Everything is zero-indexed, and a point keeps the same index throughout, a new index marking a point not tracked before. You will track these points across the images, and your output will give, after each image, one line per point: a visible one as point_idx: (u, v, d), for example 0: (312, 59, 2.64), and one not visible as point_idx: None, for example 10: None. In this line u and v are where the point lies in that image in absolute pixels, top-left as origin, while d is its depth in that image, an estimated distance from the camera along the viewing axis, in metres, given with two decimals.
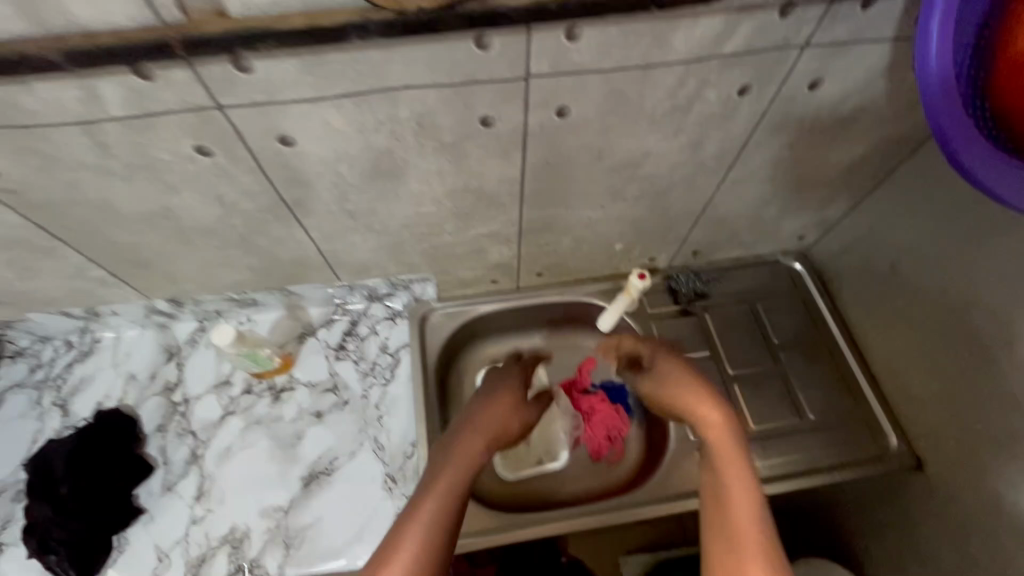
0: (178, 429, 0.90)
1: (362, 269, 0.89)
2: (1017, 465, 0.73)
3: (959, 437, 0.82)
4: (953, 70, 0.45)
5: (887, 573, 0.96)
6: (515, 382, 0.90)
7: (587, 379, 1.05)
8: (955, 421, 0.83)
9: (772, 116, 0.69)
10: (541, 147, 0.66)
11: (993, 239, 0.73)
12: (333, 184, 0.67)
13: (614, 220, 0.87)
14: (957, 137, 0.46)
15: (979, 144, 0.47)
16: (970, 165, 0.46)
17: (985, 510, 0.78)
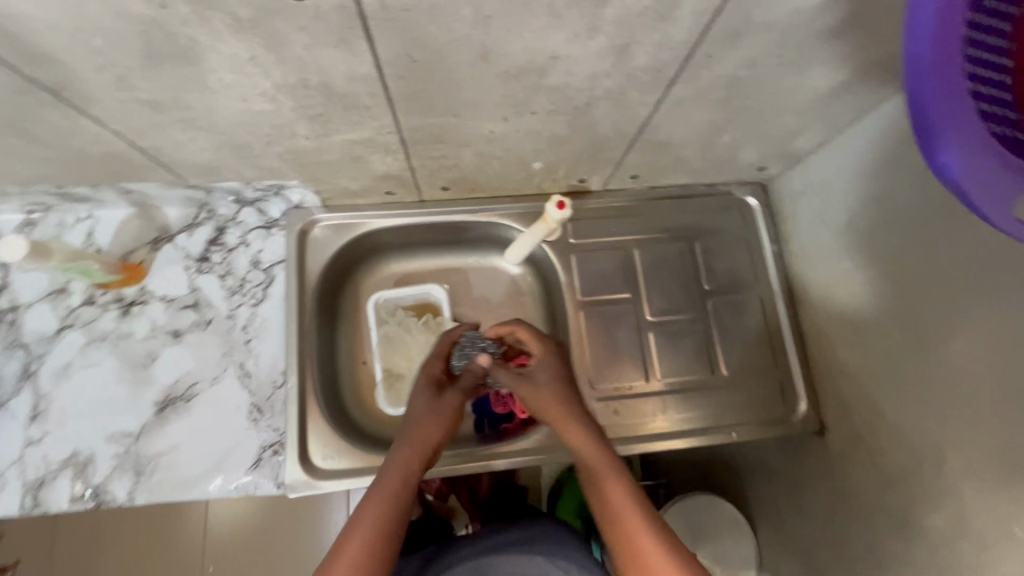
0: (7, 340, 0.78)
1: (209, 170, 0.71)
2: (920, 458, 0.68)
3: (865, 412, 0.77)
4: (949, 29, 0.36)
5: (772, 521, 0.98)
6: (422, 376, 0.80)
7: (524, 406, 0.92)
8: (865, 396, 0.77)
9: (728, 21, 0.50)
10: (394, 36, 0.47)
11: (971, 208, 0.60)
12: (98, 64, 0.47)
13: (524, 135, 0.69)
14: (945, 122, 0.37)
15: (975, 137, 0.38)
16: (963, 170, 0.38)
17: (873, 490, 0.76)
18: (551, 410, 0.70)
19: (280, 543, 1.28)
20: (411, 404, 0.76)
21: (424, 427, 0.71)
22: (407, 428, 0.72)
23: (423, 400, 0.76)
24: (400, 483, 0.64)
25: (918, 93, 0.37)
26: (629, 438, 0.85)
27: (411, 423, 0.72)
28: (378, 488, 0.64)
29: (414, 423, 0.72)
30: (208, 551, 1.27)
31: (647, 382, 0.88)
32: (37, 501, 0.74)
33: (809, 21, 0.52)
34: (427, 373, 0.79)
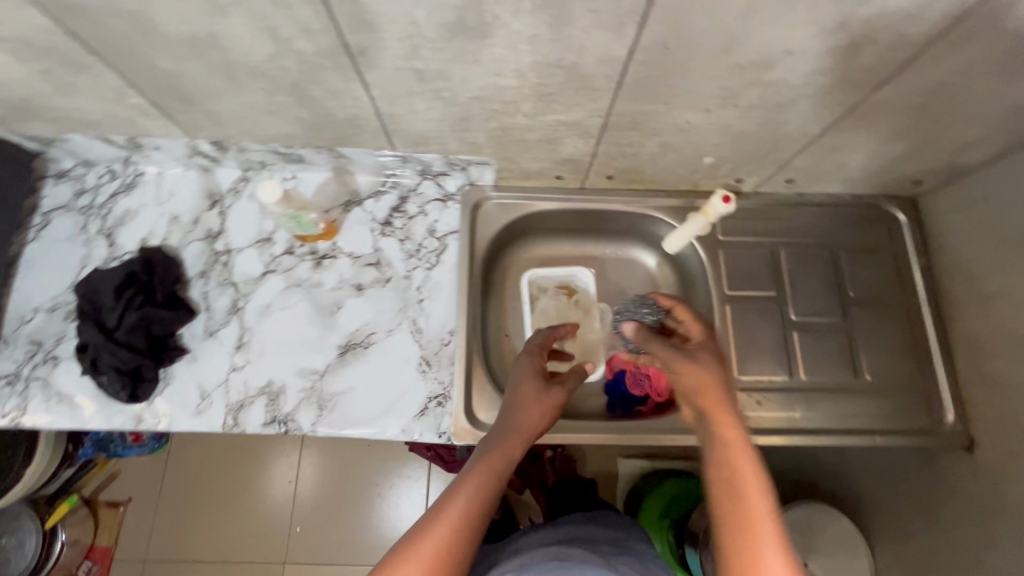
0: (220, 279, 0.89)
1: (421, 141, 0.80)
2: None
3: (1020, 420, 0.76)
4: None
5: (894, 539, 0.96)
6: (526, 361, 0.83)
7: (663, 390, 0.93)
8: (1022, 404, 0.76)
9: (961, 28, 0.55)
10: (663, 24, 0.54)
11: None
12: (405, 34, 0.56)
13: (714, 128, 0.74)
14: None
15: None
16: None
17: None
18: (695, 381, 0.66)
19: (370, 487, 1.45)
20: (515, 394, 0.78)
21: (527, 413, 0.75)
22: (511, 412, 0.76)
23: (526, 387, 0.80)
24: (500, 459, 0.67)
25: None
26: (767, 431, 0.87)
27: (515, 408, 0.76)
28: (485, 464, 0.67)
29: (519, 410, 0.75)
30: (296, 511, 1.43)
31: (788, 378, 0.90)
32: (236, 421, 0.84)
33: None
34: (535, 364, 0.83)
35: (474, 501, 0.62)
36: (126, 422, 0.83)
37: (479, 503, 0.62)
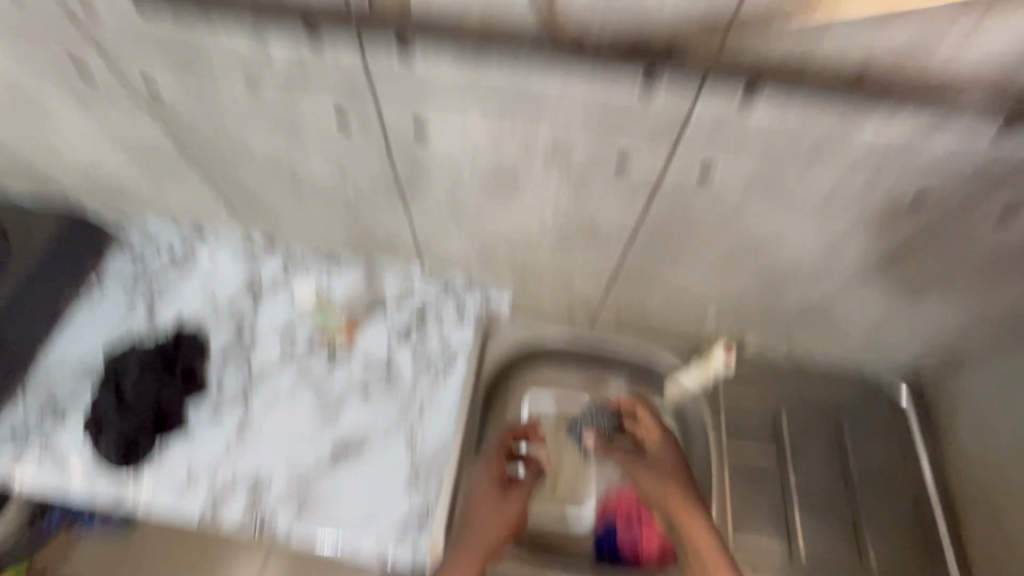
0: (239, 361, 0.94)
1: (448, 263, 0.89)
2: None
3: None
4: None
5: None
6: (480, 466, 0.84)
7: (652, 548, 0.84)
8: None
9: (931, 235, 0.61)
10: (668, 201, 0.62)
11: None
12: (448, 180, 0.65)
13: (715, 289, 0.80)
14: None
15: None
16: None
17: None
18: (659, 492, 0.78)
19: None
20: (470, 504, 0.79)
21: (488, 519, 0.78)
22: (474, 519, 0.78)
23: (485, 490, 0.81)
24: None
25: None
26: None
27: (477, 514, 0.78)
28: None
29: (477, 521, 0.77)
30: None
31: (788, 554, 0.85)
32: (214, 509, 0.82)
33: (1009, 250, 0.61)
34: (489, 471, 0.83)
35: None
36: (108, 491, 0.82)
37: None
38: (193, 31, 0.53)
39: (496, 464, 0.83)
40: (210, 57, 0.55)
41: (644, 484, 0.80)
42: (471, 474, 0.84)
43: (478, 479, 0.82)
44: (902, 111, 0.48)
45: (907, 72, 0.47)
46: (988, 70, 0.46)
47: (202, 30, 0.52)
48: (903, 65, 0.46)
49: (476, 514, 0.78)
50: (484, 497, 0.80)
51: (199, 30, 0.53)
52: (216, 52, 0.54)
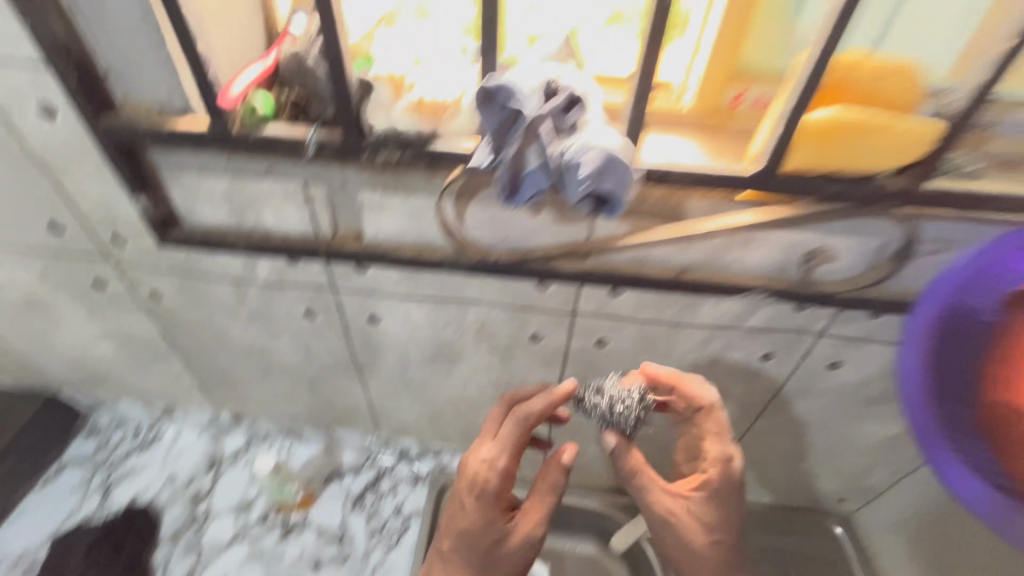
0: (188, 542, 0.94)
1: (402, 427, 0.97)
2: None
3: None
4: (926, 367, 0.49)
5: None
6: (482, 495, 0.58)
7: None
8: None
9: (795, 386, 0.74)
10: (579, 364, 0.76)
11: None
12: (397, 356, 0.79)
13: (641, 438, 0.89)
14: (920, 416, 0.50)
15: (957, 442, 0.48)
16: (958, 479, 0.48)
17: None
18: (701, 518, 0.62)
19: None
20: (466, 534, 0.58)
21: (489, 534, 0.58)
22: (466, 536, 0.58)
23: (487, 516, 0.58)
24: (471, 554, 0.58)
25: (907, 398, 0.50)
26: None
27: (467, 521, 0.58)
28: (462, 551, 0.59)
29: (474, 547, 0.58)
30: None
31: None
32: None
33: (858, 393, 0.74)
34: (489, 503, 0.58)
35: None
36: None
37: None
38: (195, 259, 0.68)
39: (502, 483, 0.57)
40: (206, 274, 0.70)
41: (682, 528, 0.62)
42: (456, 489, 0.60)
43: (489, 496, 0.57)
44: (737, 300, 0.62)
45: (733, 274, 0.60)
46: (792, 279, 0.60)
47: (203, 258, 0.67)
48: (729, 273, 0.60)
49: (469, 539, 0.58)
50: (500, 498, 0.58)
51: (200, 258, 0.67)
52: (212, 270, 0.69)
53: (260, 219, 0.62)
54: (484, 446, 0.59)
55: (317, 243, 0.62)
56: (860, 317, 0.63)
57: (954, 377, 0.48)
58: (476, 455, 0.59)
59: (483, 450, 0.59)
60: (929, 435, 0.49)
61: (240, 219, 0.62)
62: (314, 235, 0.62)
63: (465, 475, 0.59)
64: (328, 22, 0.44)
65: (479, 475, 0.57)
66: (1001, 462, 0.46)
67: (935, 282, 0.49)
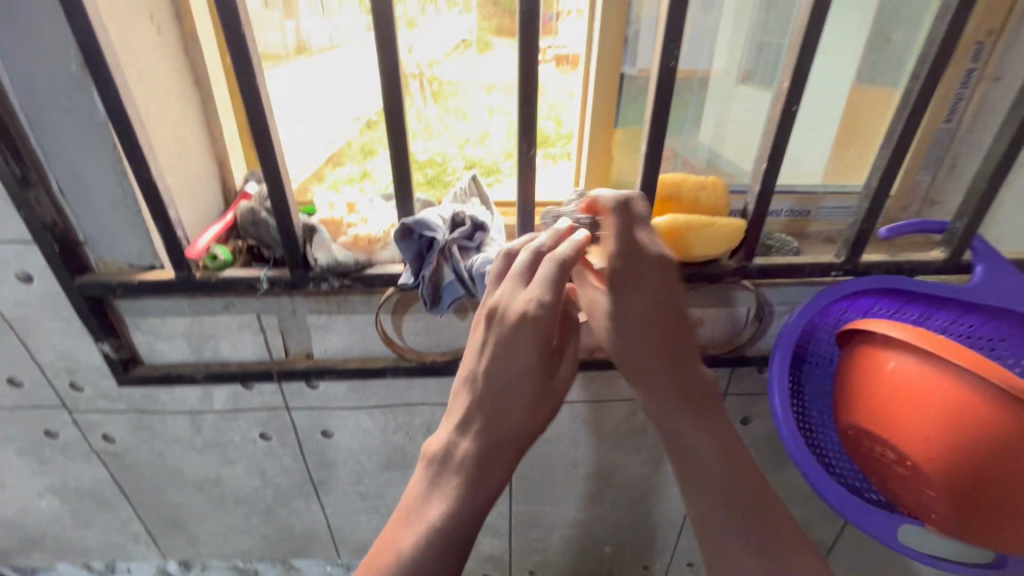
0: None
1: (362, 547, 0.96)
2: None
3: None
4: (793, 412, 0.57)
5: None
6: (514, 337, 0.48)
7: None
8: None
9: None
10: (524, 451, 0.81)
11: None
12: (352, 469, 0.82)
13: (597, 522, 0.91)
14: (804, 458, 0.55)
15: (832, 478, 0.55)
16: (843, 507, 0.54)
17: None
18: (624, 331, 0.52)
19: None
20: (506, 382, 0.48)
21: (529, 374, 0.48)
22: (505, 373, 0.48)
23: (528, 351, 0.48)
24: (508, 409, 0.49)
25: (796, 452, 0.55)
26: None
27: (505, 358, 0.48)
28: (498, 404, 0.49)
29: (508, 398, 0.49)
30: None
31: None
32: None
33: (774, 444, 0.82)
34: (539, 343, 0.48)
35: (443, 537, 0.46)
36: None
37: (445, 543, 0.46)
38: (153, 394, 0.72)
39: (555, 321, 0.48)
40: (162, 409, 0.74)
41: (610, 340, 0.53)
42: (492, 336, 0.49)
43: (529, 331, 0.47)
44: None
45: None
46: None
47: (160, 393, 0.72)
48: None
49: (506, 378, 0.49)
50: (537, 326, 0.48)
51: (158, 393, 0.72)
52: (168, 404, 0.73)
53: (217, 350, 0.69)
54: (516, 289, 0.49)
55: (271, 364, 0.69)
56: (752, 373, 0.73)
57: (822, 418, 0.59)
58: (504, 303, 0.49)
59: (522, 292, 0.49)
60: (820, 479, 0.54)
61: (198, 351, 0.68)
62: (268, 357, 0.69)
63: (508, 319, 0.48)
64: (277, 185, 0.56)
65: (529, 315, 0.47)
66: (879, 480, 0.53)
67: (780, 335, 0.60)
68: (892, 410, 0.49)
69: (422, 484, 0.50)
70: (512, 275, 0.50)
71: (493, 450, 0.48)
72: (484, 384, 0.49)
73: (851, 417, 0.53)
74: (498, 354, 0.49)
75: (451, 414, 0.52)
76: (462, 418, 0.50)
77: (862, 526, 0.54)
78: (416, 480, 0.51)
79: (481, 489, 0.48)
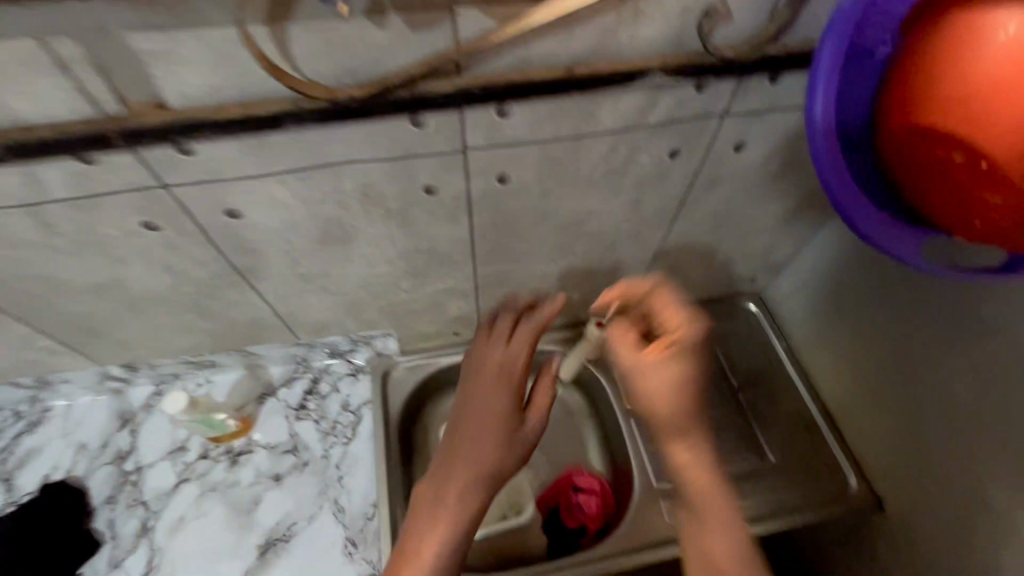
0: (128, 501, 0.87)
1: (321, 327, 0.89)
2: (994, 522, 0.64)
3: (989, 418, 0.63)
4: (828, 126, 0.47)
5: None
6: (483, 381, 0.69)
7: (593, 512, 0.88)
8: (979, 399, 0.64)
9: (704, 176, 0.73)
10: (486, 209, 0.69)
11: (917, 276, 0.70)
12: (284, 251, 0.69)
13: (567, 272, 0.87)
14: (834, 182, 0.48)
15: (860, 198, 0.48)
16: (868, 229, 0.49)
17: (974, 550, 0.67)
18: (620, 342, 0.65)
19: None
20: (472, 407, 0.66)
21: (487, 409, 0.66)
22: (468, 403, 0.67)
23: (483, 395, 0.67)
24: (470, 446, 0.62)
25: (820, 168, 0.48)
26: None
27: (470, 396, 0.67)
28: (461, 436, 0.63)
29: (480, 430, 0.64)
30: None
31: None
32: None
33: (758, 171, 0.74)
34: (500, 386, 0.68)
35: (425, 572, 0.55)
36: None
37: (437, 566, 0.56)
38: None
39: (512, 377, 0.70)
40: None
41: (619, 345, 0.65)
42: (466, 391, 0.69)
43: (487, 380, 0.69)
44: (638, 91, 0.57)
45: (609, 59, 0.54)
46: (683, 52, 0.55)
47: None
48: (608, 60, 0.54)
49: (472, 406, 0.66)
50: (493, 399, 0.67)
51: None
52: None
53: (5, 106, 0.45)
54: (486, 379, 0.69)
55: (106, 123, 0.47)
56: (761, 84, 0.60)
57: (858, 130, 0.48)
58: (474, 398, 0.67)
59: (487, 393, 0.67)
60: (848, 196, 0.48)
61: None
62: (100, 114, 0.47)
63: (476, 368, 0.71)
64: None
65: (498, 370, 0.70)
66: (916, 193, 0.44)
67: (832, 20, 0.46)
68: (955, 94, 0.37)
69: (428, 492, 0.60)
70: (499, 388, 0.68)
71: (465, 494, 0.60)
72: (455, 427, 0.65)
73: (904, 116, 0.42)
74: (469, 396, 0.67)
75: (436, 486, 0.61)
76: (443, 450, 0.64)
77: (880, 250, 0.49)
78: (413, 521, 0.59)
79: (462, 516, 0.58)
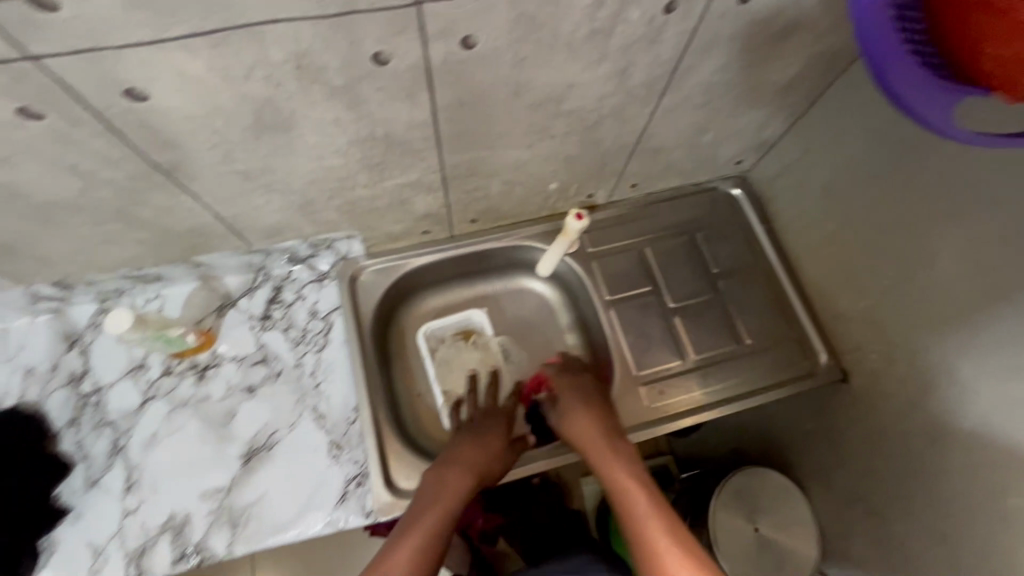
0: (94, 421, 0.83)
1: (274, 232, 0.80)
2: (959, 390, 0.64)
3: (967, 284, 0.62)
4: None
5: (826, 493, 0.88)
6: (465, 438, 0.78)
7: None
8: (964, 267, 0.62)
9: (701, 38, 0.63)
10: (450, 84, 0.59)
11: (922, 143, 0.64)
12: (211, 144, 0.58)
13: (544, 159, 0.79)
14: (877, 41, 0.40)
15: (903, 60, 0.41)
16: (898, 89, 0.41)
17: (935, 420, 0.68)
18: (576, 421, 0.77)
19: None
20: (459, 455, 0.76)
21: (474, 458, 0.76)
22: (455, 447, 0.77)
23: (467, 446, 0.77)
24: (463, 463, 0.75)
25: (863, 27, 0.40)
26: (676, 417, 0.86)
27: (457, 450, 0.77)
28: (455, 462, 0.75)
29: (467, 452, 0.76)
30: None
31: (682, 362, 0.90)
32: (140, 568, 0.76)
33: (761, 30, 0.64)
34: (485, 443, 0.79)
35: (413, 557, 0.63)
36: None
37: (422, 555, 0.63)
38: None
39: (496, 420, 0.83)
40: None
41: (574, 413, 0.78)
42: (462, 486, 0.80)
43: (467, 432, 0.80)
44: None
45: None
46: None
47: None
48: None
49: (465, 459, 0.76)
50: (488, 467, 0.76)
51: None
52: None
53: None
54: None
55: None
56: None
57: None
58: None
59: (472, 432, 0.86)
60: (886, 56, 0.41)
61: None
62: None
63: None
64: None
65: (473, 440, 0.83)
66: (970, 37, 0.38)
67: None
68: None
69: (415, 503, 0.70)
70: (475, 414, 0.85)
71: (455, 486, 0.71)
72: (446, 459, 0.76)
73: None
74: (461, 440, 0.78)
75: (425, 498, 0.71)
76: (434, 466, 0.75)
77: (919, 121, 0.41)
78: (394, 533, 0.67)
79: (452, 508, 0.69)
